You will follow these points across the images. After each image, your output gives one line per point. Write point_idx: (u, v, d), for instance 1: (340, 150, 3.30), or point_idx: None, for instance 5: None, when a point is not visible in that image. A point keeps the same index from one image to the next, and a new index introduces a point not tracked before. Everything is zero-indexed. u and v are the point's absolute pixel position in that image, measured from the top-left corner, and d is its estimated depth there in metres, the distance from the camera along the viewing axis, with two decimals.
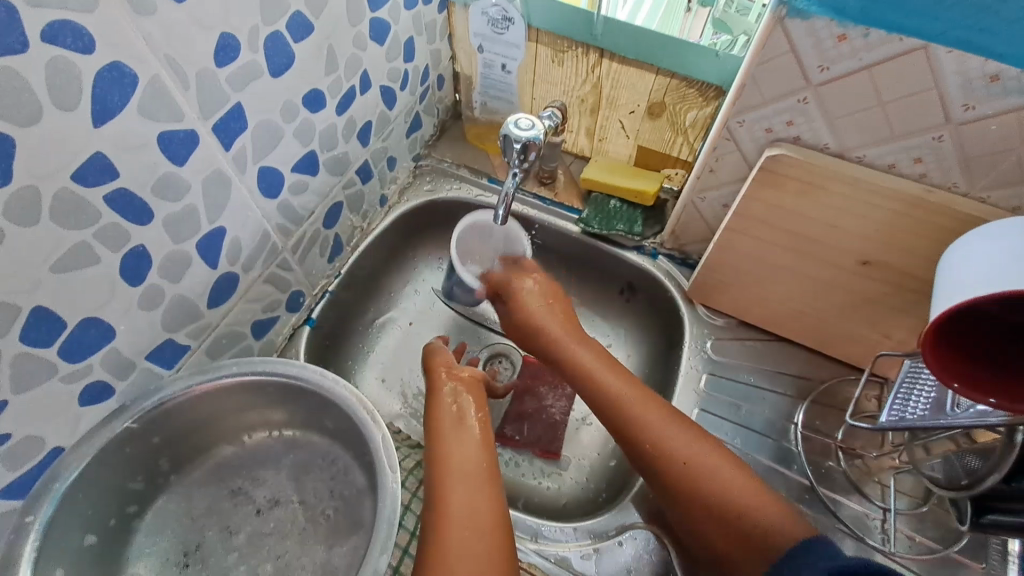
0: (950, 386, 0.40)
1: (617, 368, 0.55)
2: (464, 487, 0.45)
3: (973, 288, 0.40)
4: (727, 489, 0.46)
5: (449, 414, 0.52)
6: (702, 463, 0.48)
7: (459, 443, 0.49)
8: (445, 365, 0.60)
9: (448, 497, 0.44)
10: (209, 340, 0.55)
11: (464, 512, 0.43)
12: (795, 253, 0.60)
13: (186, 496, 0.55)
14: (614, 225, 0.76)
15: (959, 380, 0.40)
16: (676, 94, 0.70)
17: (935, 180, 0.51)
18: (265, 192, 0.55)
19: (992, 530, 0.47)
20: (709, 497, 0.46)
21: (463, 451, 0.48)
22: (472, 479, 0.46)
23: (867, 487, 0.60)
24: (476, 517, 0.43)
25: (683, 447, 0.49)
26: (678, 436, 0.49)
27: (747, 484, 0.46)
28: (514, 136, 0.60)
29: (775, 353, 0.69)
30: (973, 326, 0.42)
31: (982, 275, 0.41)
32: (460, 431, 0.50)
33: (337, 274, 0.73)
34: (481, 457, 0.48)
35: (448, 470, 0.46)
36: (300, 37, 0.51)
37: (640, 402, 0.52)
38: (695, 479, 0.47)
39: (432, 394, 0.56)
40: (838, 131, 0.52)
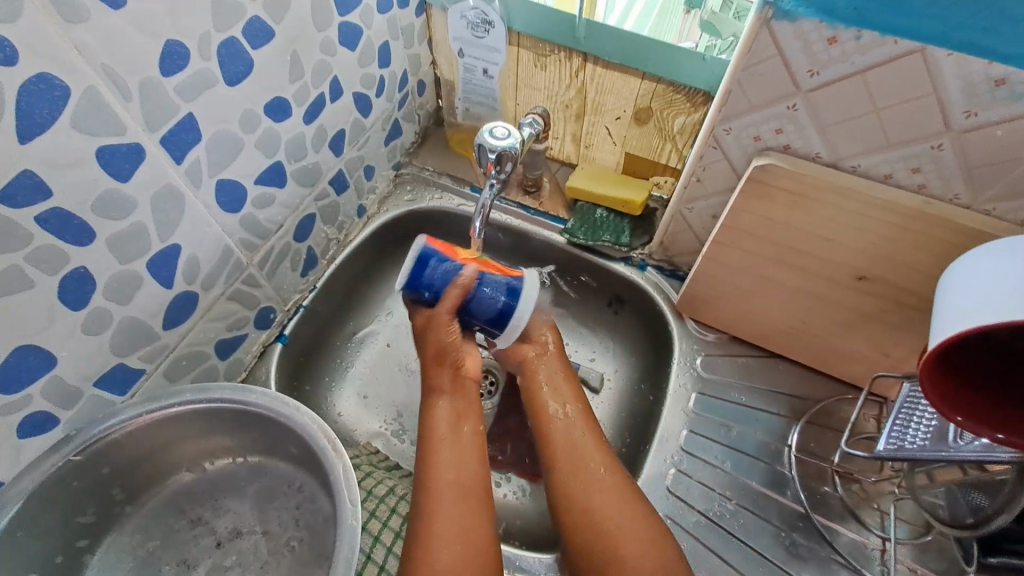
0: (951, 419, 0.36)
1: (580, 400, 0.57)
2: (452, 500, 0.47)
3: (975, 312, 0.37)
4: (629, 546, 0.46)
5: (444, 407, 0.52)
6: (624, 514, 0.49)
7: (449, 441, 0.50)
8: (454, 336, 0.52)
9: (438, 507, 0.46)
10: (167, 362, 0.52)
11: (456, 520, 0.46)
12: (787, 267, 0.57)
13: (142, 528, 0.52)
14: (600, 235, 0.73)
15: (962, 413, 0.36)
16: (663, 99, 0.67)
17: (935, 191, 0.48)
18: (225, 206, 0.52)
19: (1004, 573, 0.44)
20: (606, 536, 0.48)
21: (454, 451, 0.50)
22: (463, 509, 0.46)
23: (864, 514, 0.57)
24: (467, 534, 0.45)
25: (608, 495, 0.50)
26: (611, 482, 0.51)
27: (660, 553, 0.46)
28: (489, 145, 0.57)
29: (768, 370, 0.66)
30: (978, 352, 0.39)
31: (984, 296, 0.38)
32: (453, 438, 0.51)
33: (311, 288, 0.70)
34: (473, 468, 0.49)
35: (438, 475, 0.48)
36: (259, 43, 0.48)
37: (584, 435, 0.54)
38: (606, 516, 0.49)
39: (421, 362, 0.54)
40: (829, 139, 0.49)
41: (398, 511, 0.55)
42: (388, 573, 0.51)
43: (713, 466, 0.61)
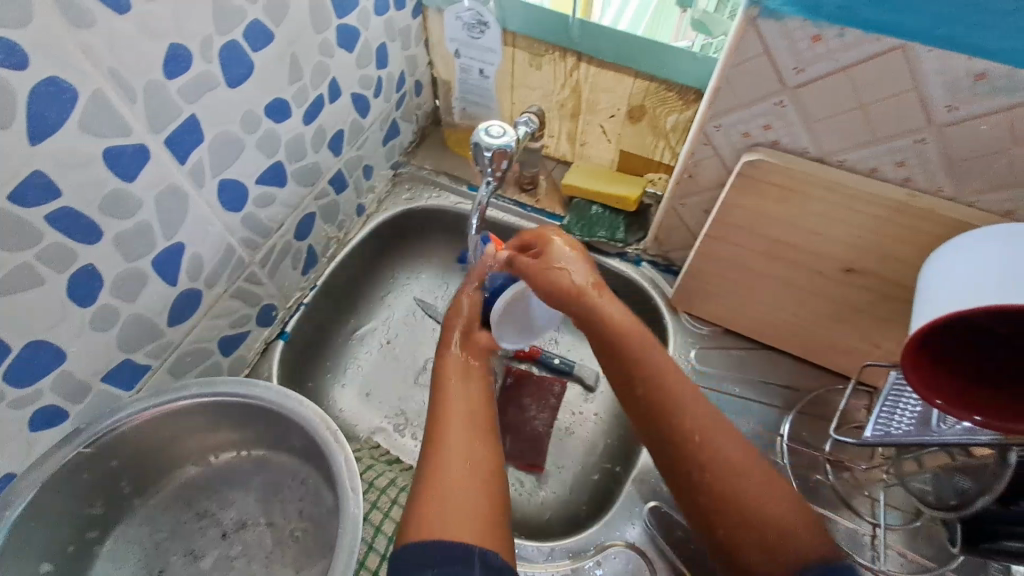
0: (932, 403, 0.37)
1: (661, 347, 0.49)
2: (465, 437, 0.45)
3: (954, 299, 0.38)
4: (756, 486, 0.42)
5: (454, 372, 0.50)
6: (741, 472, 0.42)
7: (462, 400, 0.48)
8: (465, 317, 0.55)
9: (445, 439, 0.44)
10: (172, 358, 0.54)
11: (465, 451, 0.44)
12: (777, 261, 0.58)
13: (150, 520, 0.53)
14: (596, 232, 0.75)
15: (942, 397, 0.37)
16: (655, 98, 0.69)
17: (920, 184, 0.49)
18: (227, 205, 0.53)
19: (990, 556, 0.45)
20: (742, 500, 0.41)
21: (465, 407, 0.47)
22: (469, 438, 0.45)
23: (856, 502, 0.58)
24: (470, 474, 0.43)
25: (722, 451, 0.43)
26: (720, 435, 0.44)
27: (778, 490, 0.42)
28: (484, 144, 0.58)
29: (760, 362, 0.67)
30: (960, 341, 0.40)
31: (964, 285, 0.39)
32: (462, 379, 0.50)
33: (312, 286, 0.71)
34: (482, 415, 0.47)
35: (447, 418, 0.46)
36: (259, 45, 0.50)
37: (682, 391, 0.46)
38: (726, 479, 0.42)
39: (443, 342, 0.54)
40: (816, 134, 0.50)
41: (398, 502, 0.56)
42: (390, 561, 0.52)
43: None
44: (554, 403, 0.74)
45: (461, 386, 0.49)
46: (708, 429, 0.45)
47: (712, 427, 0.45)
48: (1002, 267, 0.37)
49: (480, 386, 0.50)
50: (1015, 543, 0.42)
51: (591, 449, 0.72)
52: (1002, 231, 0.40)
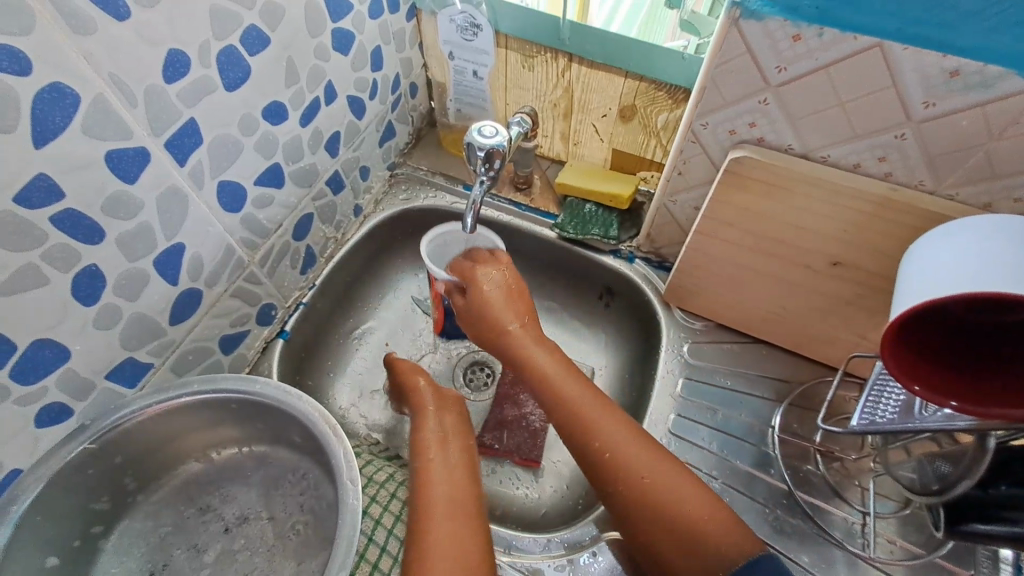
0: (910, 389, 0.38)
1: (592, 393, 0.53)
2: (447, 520, 0.45)
3: (931, 289, 0.39)
4: (669, 493, 0.46)
5: (433, 449, 0.51)
6: (681, 495, 0.46)
7: (444, 473, 0.49)
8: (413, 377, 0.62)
9: (431, 527, 0.44)
10: (173, 356, 0.55)
11: (450, 524, 0.44)
12: (766, 255, 0.59)
13: (153, 515, 0.54)
14: (589, 230, 0.76)
15: (920, 382, 0.39)
16: (646, 97, 0.70)
17: (901, 179, 0.50)
18: (226, 206, 0.55)
19: (969, 538, 0.45)
20: (661, 502, 0.46)
21: (450, 486, 0.48)
22: (454, 507, 0.46)
23: (846, 491, 0.59)
24: (462, 554, 0.42)
25: (633, 458, 0.48)
26: (652, 463, 0.48)
27: (694, 490, 0.46)
28: (478, 144, 0.59)
29: (752, 355, 0.69)
30: (933, 329, 0.41)
31: (941, 275, 0.40)
32: (442, 454, 0.51)
33: (310, 286, 0.73)
34: (467, 496, 0.47)
35: (430, 499, 0.46)
36: (255, 50, 0.51)
37: (615, 433, 0.50)
38: (643, 487, 0.47)
39: (417, 414, 0.58)
40: (801, 131, 0.51)
41: (397, 495, 0.58)
42: (390, 553, 0.53)
43: (700, 447, 0.63)
44: None
45: (443, 454, 0.51)
46: (650, 465, 0.48)
47: (643, 458, 0.48)
48: (973, 257, 0.39)
49: (459, 455, 0.51)
50: (1003, 527, 0.42)
51: None
52: (983, 224, 0.41)
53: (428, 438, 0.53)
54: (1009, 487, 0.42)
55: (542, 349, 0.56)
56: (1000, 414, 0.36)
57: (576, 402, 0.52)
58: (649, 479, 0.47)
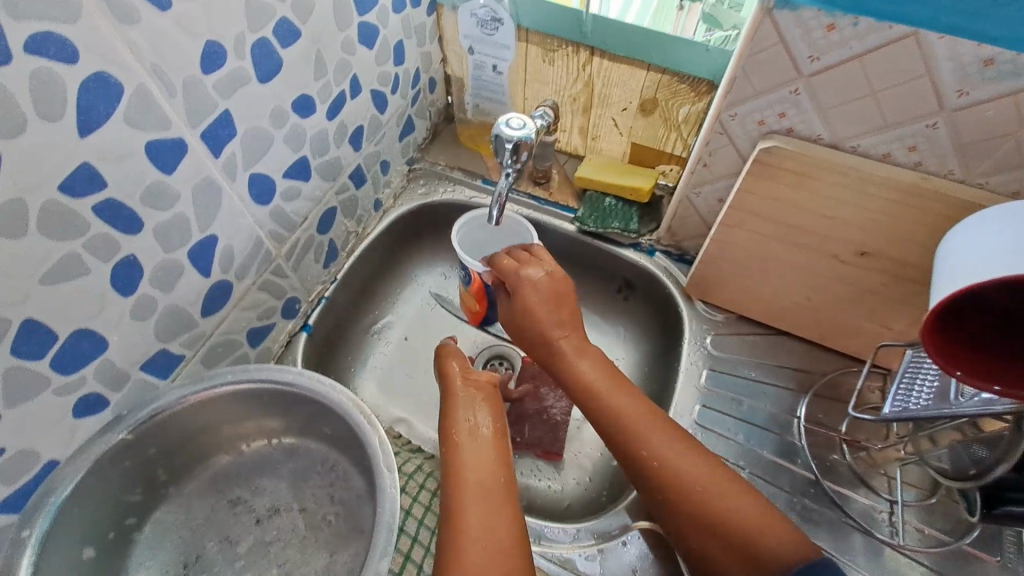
0: (952, 374, 0.38)
1: (626, 394, 0.52)
2: (479, 513, 0.43)
3: (971, 275, 0.40)
4: (716, 499, 0.45)
5: (464, 436, 0.49)
6: (721, 497, 0.45)
7: (476, 464, 0.46)
8: (458, 367, 0.57)
9: (463, 515, 0.43)
10: (204, 348, 0.55)
11: (483, 519, 0.43)
12: (792, 246, 0.60)
13: (185, 507, 0.54)
14: (610, 223, 0.76)
15: (961, 367, 0.39)
16: (667, 90, 0.70)
17: (931, 168, 0.50)
18: (257, 198, 0.55)
19: (1007, 521, 0.46)
20: (707, 508, 0.45)
21: (481, 478, 0.45)
22: (488, 504, 0.44)
23: (873, 480, 0.60)
24: (494, 547, 0.41)
25: (682, 463, 0.47)
26: (692, 463, 0.47)
27: (742, 494, 0.46)
28: (505, 136, 0.58)
29: (775, 347, 0.69)
30: (971, 309, 0.41)
31: (978, 261, 0.40)
32: (473, 444, 0.48)
33: (333, 279, 0.73)
34: (500, 490, 0.45)
35: (462, 487, 0.45)
36: (288, 42, 0.51)
37: (650, 432, 0.49)
38: (694, 491, 0.46)
39: (446, 397, 0.54)
40: (830, 120, 0.51)
41: (426, 487, 0.58)
42: (421, 544, 0.53)
43: (725, 438, 0.64)
44: None
45: (474, 442, 0.48)
46: (691, 465, 0.47)
47: (683, 458, 0.48)
48: (1012, 241, 0.39)
49: (491, 438, 0.49)
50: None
51: None
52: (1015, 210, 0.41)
53: (458, 425, 0.50)
54: None
55: (589, 361, 0.55)
56: None
57: (619, 406, 0.51)
58: (697, 485, 0.46)
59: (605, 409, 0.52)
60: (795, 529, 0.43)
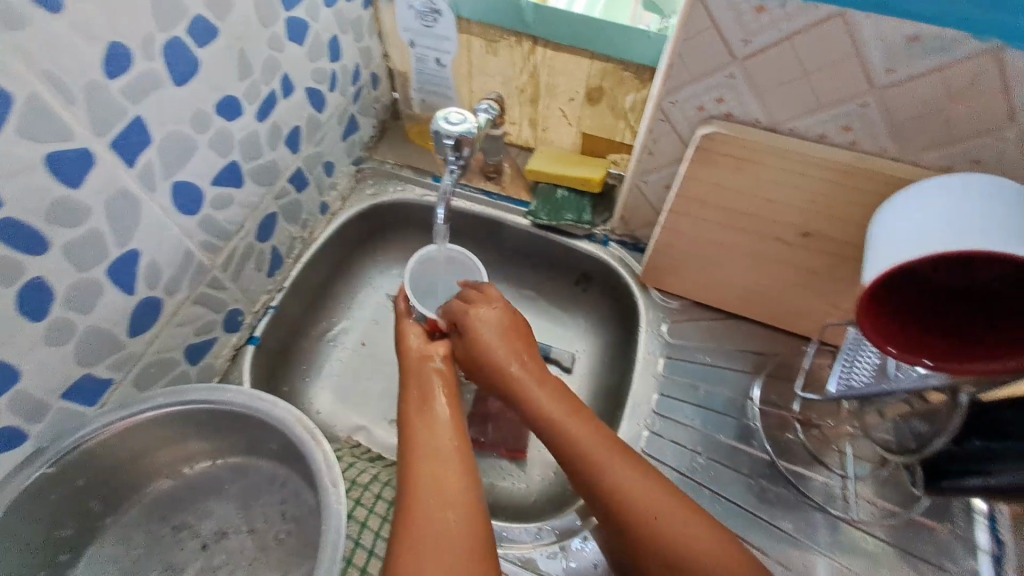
0: (886, 352, 0.39)
1: (573, 411, 0.51)
2: (439, 503, 0.42)
3: (901, 250, 0.40)
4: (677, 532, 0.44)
5: (417, 408, 0.50)
6: (673, 521, 0.45)
7: (432, 459, 0.45)
8: (416, 350, 0.57)
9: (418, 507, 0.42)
10: (136, 370, 0.52)
11: (439, 513, 0.41)
12: (739, 230, 0.60)
13: (124, 537, 0.51)
14: (564, 215, 0.75)
15: (895, 345, 0.39)
16: (612, 79, 0.69)
17: (866, 147, 0.51)
18: (182, 208, 0.52)
19: (947, 491, 0.48)
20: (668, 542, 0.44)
21: (438, 471, 0.44)
22: (447, 497, 0.43)
23: (827, 457, 0.61)
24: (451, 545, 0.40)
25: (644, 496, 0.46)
26: (653, 494, 0.46)
27: (702, 528, 0.45)
28: (445, 131, 0.56)
29: (729, 330, 0.69)
30: (920, 283, 0.41)
31: (908, 235, 0.40)
32: (429, 441, 0.47)
33: (279, 288, 0.70)
34: (459, 488, 0.44)
35: (416, 451, 0.46)
36: (204, 41, 0.48)
37: (595, 442, 0.49)
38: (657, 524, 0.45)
39: (405, 389, 0.53)
40: (767, 104, 0.51)
41: (383, 496, 0.57)
42: (378, 556, 0.52)
43: (684, 424, 0.64)
44: None
45: (431, 432, 0.48)
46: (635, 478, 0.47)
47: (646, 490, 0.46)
48: (957, 222, 0.38)
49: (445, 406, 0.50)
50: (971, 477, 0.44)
51: None
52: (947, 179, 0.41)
53: (410, 401, 0.52)
54: (980, 440, 0.44)
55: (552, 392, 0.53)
56: (974, 370, 0.37)
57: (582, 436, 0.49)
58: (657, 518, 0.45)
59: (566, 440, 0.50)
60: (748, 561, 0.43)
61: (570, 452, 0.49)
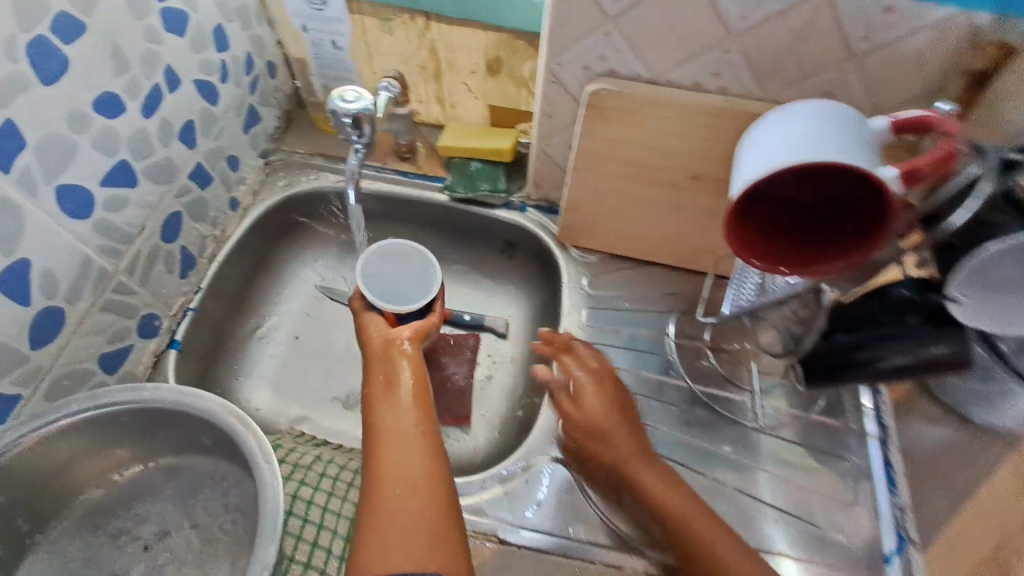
0: (749, 262, 0.41)
1: (651, 457, 0.54)
2: (402, 486, 0.42)
3: (768, 161, 0.40)
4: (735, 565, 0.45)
5: (385, 389, 0.49)
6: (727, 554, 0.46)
7: (396, 443, 0.45)
8: (382, 335, 0.55)
9: (380, 497, 0.42)
10: (45, 384, 0.51)
11: (402, 496, 0.42)
12: (639, 181, 0.64)
13: (57, 553, 0.50)
14: (479, 185, 0.78)
15: (759, 256, 0.41)
16: (508, 49, 0.71)
17: (736, 91, 0.55)
18: (72, 213, 0.50)
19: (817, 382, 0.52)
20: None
21: (402, 457, 0.44)
22: (410, 483, 0.42)
23: (737, 378, 0.67)
24: (411, 531, 0.40)
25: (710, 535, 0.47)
26: (718, 533, 0.47)
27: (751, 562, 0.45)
28: (341, 110, 0.56)
29: (645, 277, 0.74)
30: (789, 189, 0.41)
31: (776, 144, 0.40)
32: (394, 425, 0.46)
33: (196, 289, 0.68)
34: (425, 473, 0.43)
35: (384, 434, 0.45)
36: (70, 37, 0.47)
37: (665, 488, 0.51)
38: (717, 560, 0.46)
39: (368, 369, 0.52)
40: (644, 58, 0.55)
41: (328, 474, 0.58)
42: (328, 528, 0.54)
43: (612, 367, 0.68)
44: (470, 355, 0.78)
45: (392, 413, 0.47)
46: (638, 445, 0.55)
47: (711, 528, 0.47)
48: (821, 147, 0.37)
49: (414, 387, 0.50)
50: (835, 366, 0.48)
51: (511, 390, 0.76)
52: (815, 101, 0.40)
53: (376, 381, 0.50)
54: (845, 334, 0.47)
55: (616, 425, 0.56)
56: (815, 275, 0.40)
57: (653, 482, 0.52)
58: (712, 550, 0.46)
59: (641, 484, 0.52)
60: None
61: (587, 431, 0.57)
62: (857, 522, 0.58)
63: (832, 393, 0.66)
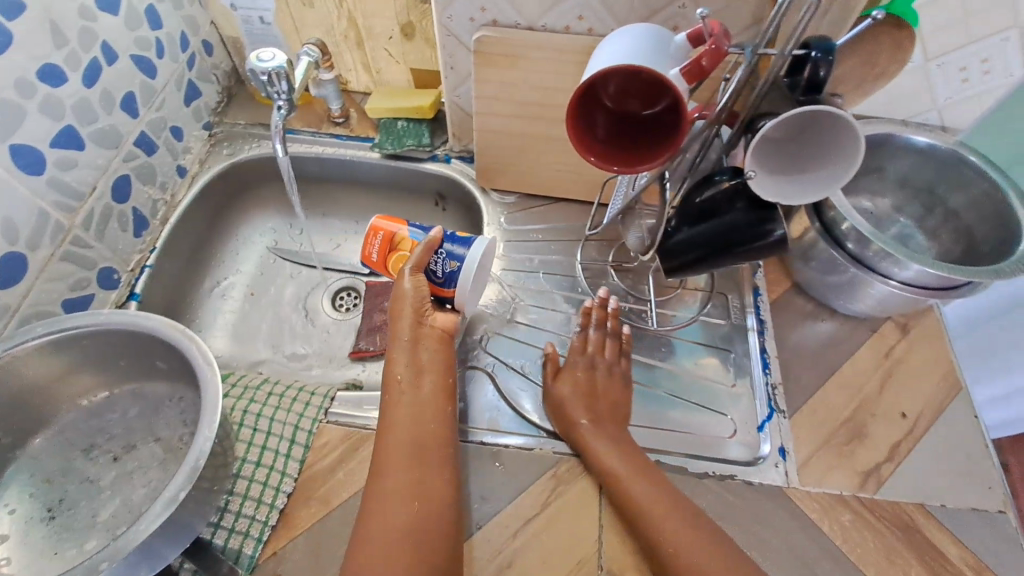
0: (587, 160, 0.47)
1: (613, 428, 0.62)
2: (409, 474, 0.53)
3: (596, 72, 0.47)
4: (664, 518, 0.54)
5: (407, 389, 0.58)
6: (653, 510, 0.55)
7: (403, 436, 0.55)
8: (416, 305, 0.61)
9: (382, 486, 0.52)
10: (15, 321, 0.60)
11: (412, 487, 0.52)
12: (535, 120, 0.72)
13: (37, 464, 0.59)
14: (405, 142, 0.86)
15: (595, 154, 0.47)
16: (417, 12, 0.79)
17: (600, 31, 0.64)
18: (25, 169, 0.59)
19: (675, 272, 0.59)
20: (654, 526, 0.54)
21: (403, 446, 0.55)
22: (411, 474, 0.53)
23: (637, 291, 0.76)
24: (405, 515, 0.51)
25: (650, 495, 0.56)
26: (652, 492, 0.56)
27: (672, 515, 0.54)
28: (258, 68, 0.64)
29: (556, 211, 0.83)
30: (622, 111, 0.50)
31: (601, 60, 0.48)
32: (409, 422, 0.56)
33: (150, 248, 0.76)
34: (426, 469, 0.54)
35: (390, 439, 0.55)
36: (12, 15, 0.55)
37: (621, 456, 0.59)
38: (646, 512, 0.55)
39: (392, 348, 0.60)
40: (518, 7, 0.63)
41: (275, 392, 0.68)
42: (275, 433, 0.64)
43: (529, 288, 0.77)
44: None
45: (408, 412, 0.57)
46: (573, 391, 0.65)
47: (648, 490, 0.56)
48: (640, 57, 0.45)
49: (432, 396, 0.58)
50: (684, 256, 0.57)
51: None
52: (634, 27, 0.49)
53: (405, 375, 0.59)
54: (686, 228, 0.55)
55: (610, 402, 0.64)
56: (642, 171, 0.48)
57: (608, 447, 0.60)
58: (645, 504, 0.55)
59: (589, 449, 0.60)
60: (717, 542, 0.53)
61: (557, 404, 0.65)
62: (735, 400, 0.68)
63: (719, 299, 0.75)
